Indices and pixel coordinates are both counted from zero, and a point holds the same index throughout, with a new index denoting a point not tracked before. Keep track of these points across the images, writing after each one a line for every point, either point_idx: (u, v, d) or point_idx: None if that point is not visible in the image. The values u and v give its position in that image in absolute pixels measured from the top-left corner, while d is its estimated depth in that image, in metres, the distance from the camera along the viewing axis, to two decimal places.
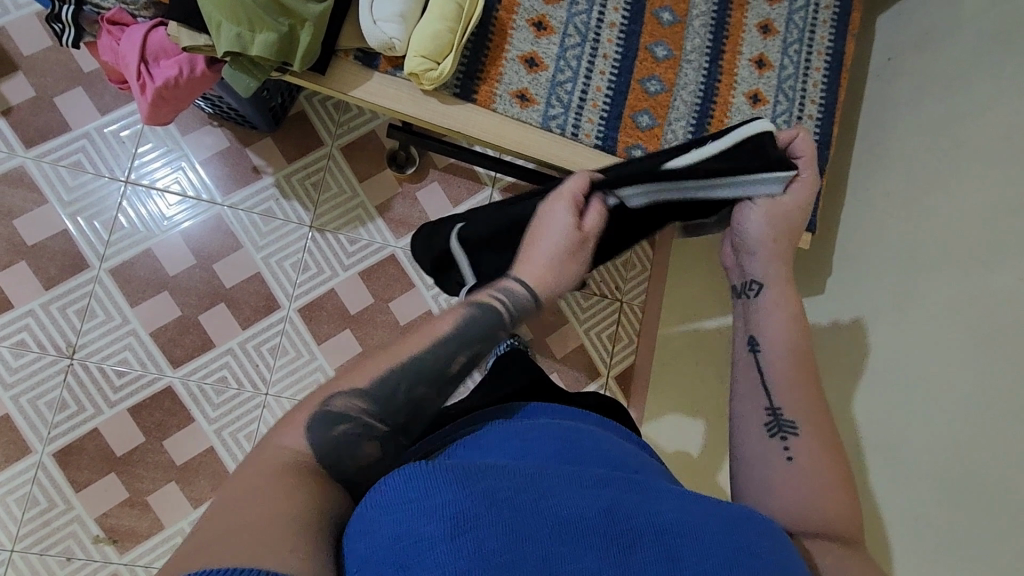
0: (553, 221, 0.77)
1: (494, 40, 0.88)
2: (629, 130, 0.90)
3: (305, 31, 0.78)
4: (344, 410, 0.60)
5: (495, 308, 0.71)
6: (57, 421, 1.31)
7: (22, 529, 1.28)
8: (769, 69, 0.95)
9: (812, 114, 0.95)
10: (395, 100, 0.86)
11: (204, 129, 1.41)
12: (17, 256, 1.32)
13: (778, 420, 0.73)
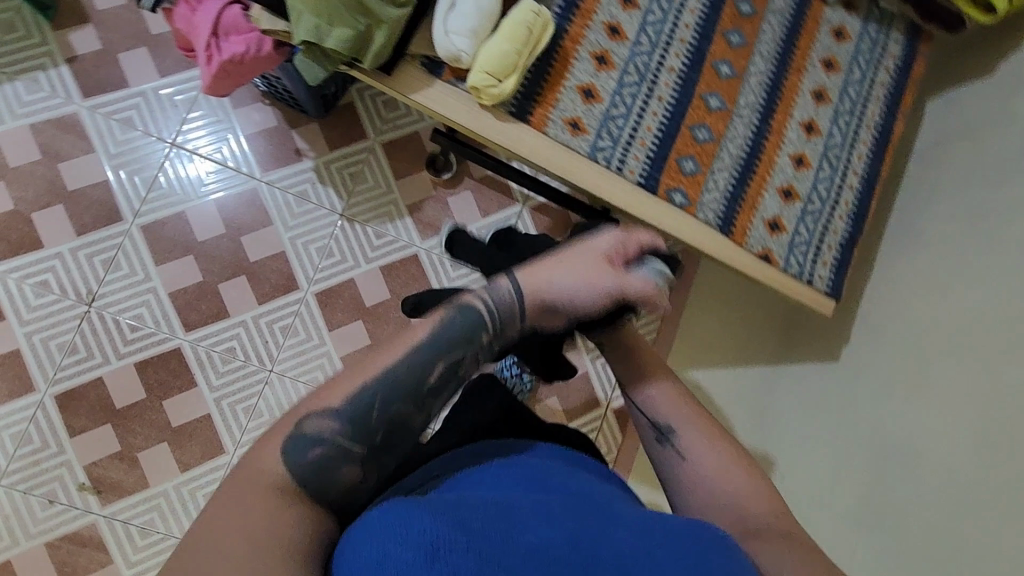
0: (593, 258, 0.76)
1: (555, 66, 0.89)
2: (673, 174, 0.91)
3: (380, 32, 0.81)
4: (316, 432, 0.58)
5: (477, 304, 0.68)
6: (64, 365, 1.32)
7: (11, 465, 1.29)
8: (817, 135, 0.97)
9: (852, 185, 0.98)
10: (451, 108, 0.87)
11: (254, 105, 1.45)
12: (56, 199, 1.35)
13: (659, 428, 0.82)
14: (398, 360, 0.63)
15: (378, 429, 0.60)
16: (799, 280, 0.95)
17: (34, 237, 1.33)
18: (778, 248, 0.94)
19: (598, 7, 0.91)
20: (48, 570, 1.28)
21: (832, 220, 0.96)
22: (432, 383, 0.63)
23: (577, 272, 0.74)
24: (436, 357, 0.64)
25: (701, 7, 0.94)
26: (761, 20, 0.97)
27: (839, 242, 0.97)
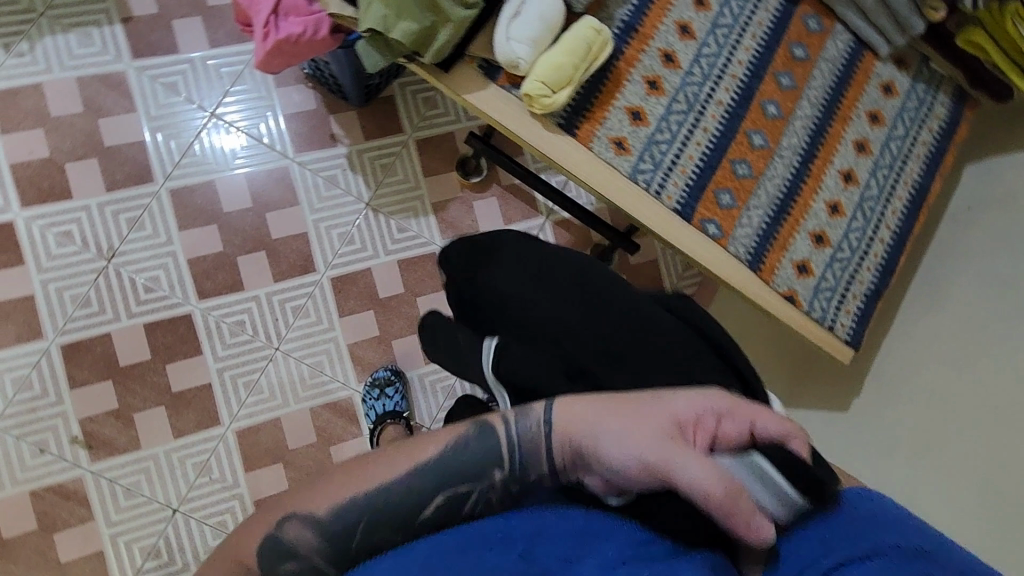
0: (659, 420, 0.58)
1: (607, 84, 0.90)
2: (709, 205, 0.92)
3: (445, 30, 0.82)
4: (292, 542, 0.57)
5: (498, 427, 0.62)
6: (74, 316, 1.32)
7: (8, 408, 1.29)
8: (855, 184, 0.98)
9: (883, 238, 0.98)
10: (500, 111, 0.88)
11: (297, 87, 1.47)
12: (91, 152, 1.36)
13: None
14: (394, 481, 0.58)
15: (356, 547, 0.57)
16: (820, 325, 0.95)
17: (64, 187, 1.34)
18: (803, 290, 0.94)
19: (656, 33, 0.92)
20: (28, 520, 1.28)
21: (860, 269, 0.97)
22: (427, 517, 0.58)
23: (625, 431, 0.57)
24: (436, 487, 0.59)
25: (755, 46, 0.96)
26: (813, 66, 0.98)
27: (865, 293, 0.97)
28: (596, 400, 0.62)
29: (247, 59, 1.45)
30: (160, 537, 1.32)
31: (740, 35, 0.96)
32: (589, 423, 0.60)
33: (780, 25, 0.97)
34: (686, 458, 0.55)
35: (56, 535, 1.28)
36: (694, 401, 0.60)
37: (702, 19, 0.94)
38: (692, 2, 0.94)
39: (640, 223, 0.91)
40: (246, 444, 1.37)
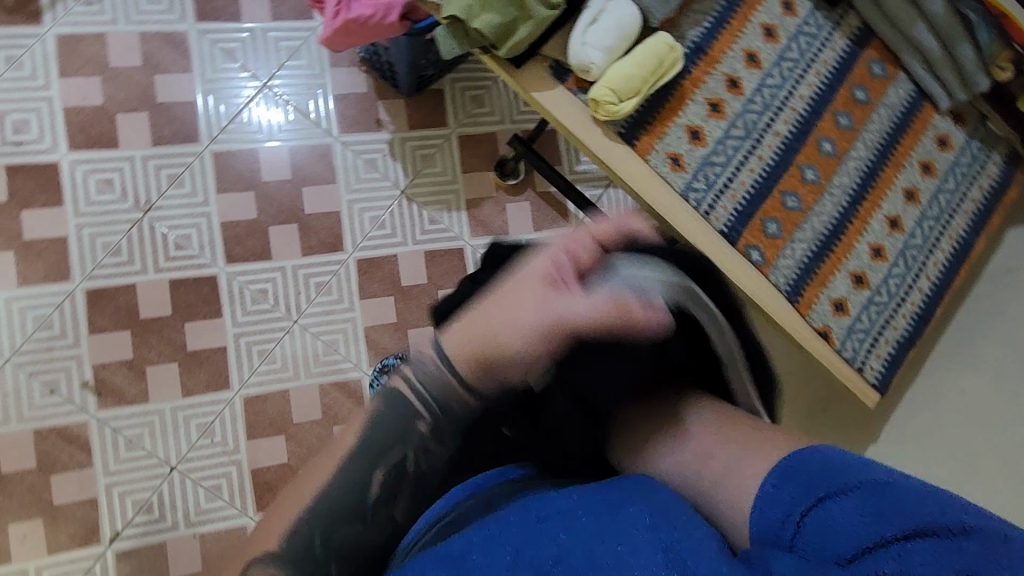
0: (526, 285, 0.72)
1: (670, 101, 0.92)
2: (755, 232, 0.92)
3: (525, 27, 0.84)
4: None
5: (402, 385, 0.72)
6: (103, 263, 1.34)
7: (25, 344, 1.30)
8: (900, 231, 0.98)
9: (922, 288, 0.99)
10: (564, 113, 0.89)
11: (351, 69, 1.49)
12: (143, 106, 1.38)
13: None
14: (331, 479, 0.68)
15: (329, 559, 0.65)
16: (850, 366, 0.95)
17: (112, 136, 1.37)
18: (838, 329, 0.94)
19: (723, 57, 0.94)
20: (28, 458, 1.28)
21: (895, 316, 0.97)
22: (374, 495, 0.68)
23: (510, 308, 0.71)
24: (370, 468, 0.69)
25: (818, 83, 0.97)
26: (872, 110, 1.00)
27: (897, 340, 0.97)
28: (469, 314, 0.74)
29: (306, 35, 1.47)
30: (154, 493, 1.32)
31: (805, 70, 0.97)
32: (473, 331, 0.72)
33: (844, 66, 0.99)
34: (569, 301, 0.69)
35: (53, 477, 1.29)
36: (547, 258, 0.74)
37: (769, 50, 0.96)
38: (761, 33, 0.95)
39: (686, 239, 0.91)
40: (251, 412, 1.38)
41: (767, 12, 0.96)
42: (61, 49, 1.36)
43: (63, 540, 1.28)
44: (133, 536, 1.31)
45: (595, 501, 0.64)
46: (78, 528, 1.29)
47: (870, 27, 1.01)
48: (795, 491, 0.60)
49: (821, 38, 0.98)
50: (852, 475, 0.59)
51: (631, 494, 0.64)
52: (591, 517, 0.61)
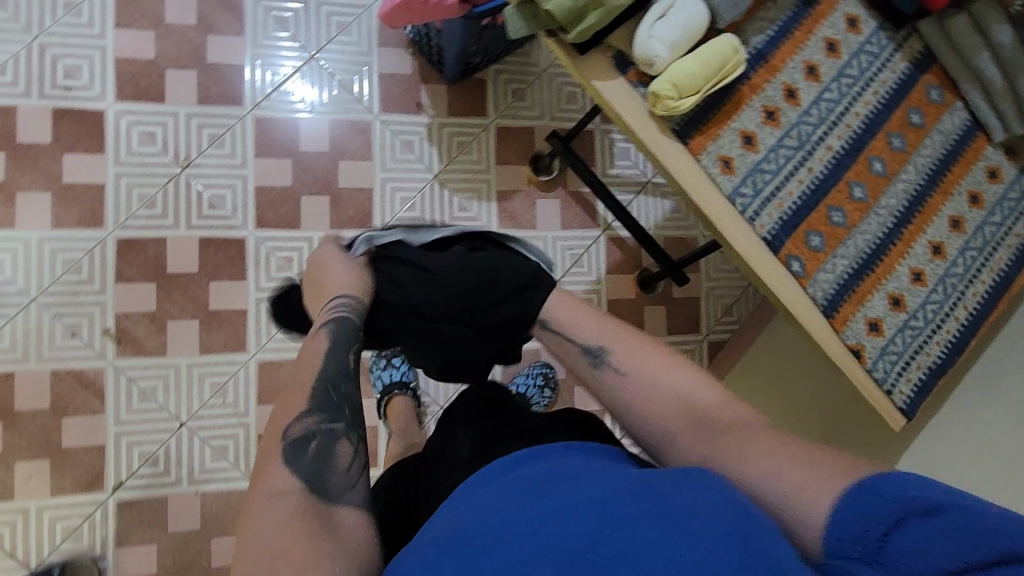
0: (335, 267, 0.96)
1: (728, 104, 0.92)
2: (798, 243, 0.93)
3: (594, 14, 0.83)
4: (300, 436, 0.76)
5: (333, 319, 0.89)
6: (137, 214, 1.35)
7: (52, 285, 1.31)
8: (942, 258, 0.99)
9: (958, 317, 1.00)
10: (622, 105, 0.89)
11: (399, 50, 1.50)
12: (193, 64, 1.40)
13: (592, 353, 0.85)
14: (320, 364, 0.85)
15: (345, 404, 0.81)
16: (878, 386, 0.96)
17: (159, 90, 1.38)
18: (870, 348, 0.95)
19: (784, 67, 0.94)
20: (43, 398, 1.29)
21: (929, 342, 0.98)
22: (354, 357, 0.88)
23: (343, 271, 0.95)
24: (345, 348, 0.87)
25: (874, 102, 0.98)
26: (926, 135, 1.00)
27: (928, 366, 0.98)
28: (320, 306, 0.93)
29: (358, 12, 1.49)
30: (161, 447, 1.33)
31: (863, 88, 0.97)
32: (339, 287, 0.93)
33: (902, 89, 0.99)
34: (332, 258, 0.97)
35: (65, 419, 1.30)
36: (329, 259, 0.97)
37: (830, 64, 0.96)
38: (823, 47, 0.96)
39: (728, 243, 0.92)
40: (265, 377, 1.38)
41: (831, 27, 0.96)
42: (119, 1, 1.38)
43: (67, 483, 1.29)
44: (136, 487, 1.31)
45: (635, 492, 0.56)
46: (84, 473, 1.30)
47: (931, 53, 1.02)
48: (857, 515, 0.54)
49: (882, 58, 0.99)
50: (932, 493, 0.52)
51: (685, 489, 0.55)
52: (612, 513, 0.54)
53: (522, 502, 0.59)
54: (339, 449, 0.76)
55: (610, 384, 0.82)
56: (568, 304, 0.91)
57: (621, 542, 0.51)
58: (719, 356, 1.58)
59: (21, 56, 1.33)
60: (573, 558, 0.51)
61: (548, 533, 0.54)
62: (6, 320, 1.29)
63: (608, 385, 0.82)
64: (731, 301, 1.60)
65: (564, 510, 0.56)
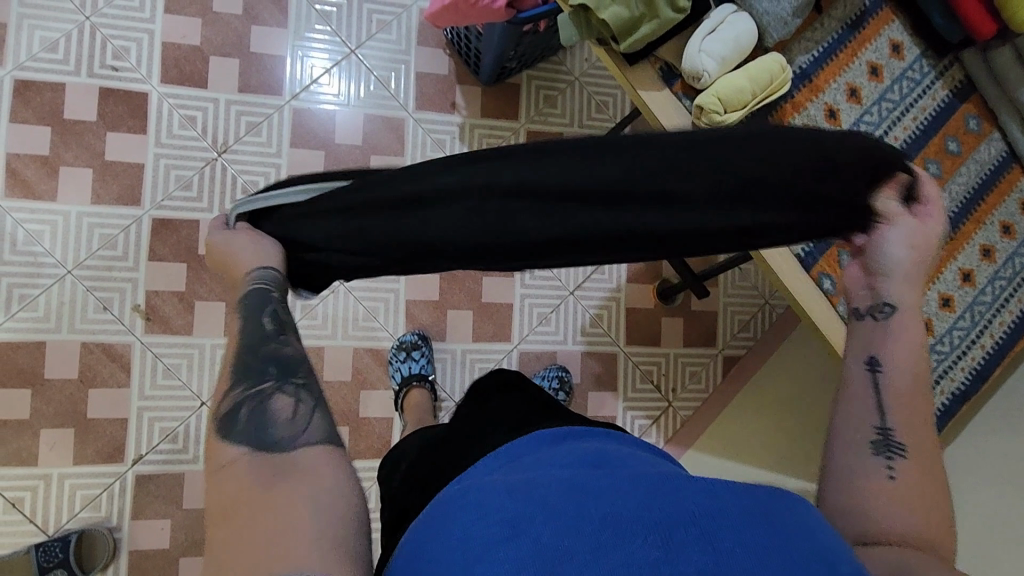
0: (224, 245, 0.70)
1: (769, 121, 0.93)
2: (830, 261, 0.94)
3: (647, 26, 0.85)
4: (230, 406, 0.63)
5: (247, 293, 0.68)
6: (174, 195, 1.38)
7: (88, 260, 1.34)
8: (972, 285, 1.00)
9: (985, 344, 1.00)
10: (666, 116, 0.91)
11: (437, 51, 1.53)
12: (236, 53, 1.43)
13: (886, 440, 0.66)
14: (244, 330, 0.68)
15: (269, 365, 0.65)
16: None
17: (202, 76, 1.42)
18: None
19: (827, 88, 0.95)
20: (72, 368, 1.32)
21: (954, 368, 0.99)
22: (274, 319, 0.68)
23: (236, 255, 0.69)
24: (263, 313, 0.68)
25: (913, 128, 0.99)
26: (963, 163, 1.01)
27: (952, 392, 0.99)
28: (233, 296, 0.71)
29: (398, 11, 1.52)
30: (182, 424, 1.35)
31: (903, 113, 0.99)
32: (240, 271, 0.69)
33: (941, 116, 1.00)
34: (217, 243, 0.72)
35: (91, 390, 1.33)
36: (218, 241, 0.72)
37: (871, 88, 0.97)
38: (865, 70, 0.97)
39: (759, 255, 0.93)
40: None
41: (875, 52, 0.98)
42: None
43: (89, 453, 1.32)
44: (155, 462, 1.34)
45: (713, 489, 0.55)
46: (106, 444, 1.32)
47: (972, 82, 1.03)
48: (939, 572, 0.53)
49: (922, 85, 1.00)
50: None
51: (772, 505, 0.55)
52: (651, 498, 0.53)
53: (571, 475, 0.57)
54: (275, 403, 0.63)
55: (870, 480, 0.64)
56: (917, 384, 0.69)
57: (693, 530, 0.50)
58: (733, 371, 1.59)
59: (73, 35, 1.36)
60: (631, 529, 0.50)
61: (605, 502, 0.53)
62: (41, 290, 1.32)
63: (862, 468, 0.65)
64: (748, 318, 1.60)
65: (628, 486, 0.55)
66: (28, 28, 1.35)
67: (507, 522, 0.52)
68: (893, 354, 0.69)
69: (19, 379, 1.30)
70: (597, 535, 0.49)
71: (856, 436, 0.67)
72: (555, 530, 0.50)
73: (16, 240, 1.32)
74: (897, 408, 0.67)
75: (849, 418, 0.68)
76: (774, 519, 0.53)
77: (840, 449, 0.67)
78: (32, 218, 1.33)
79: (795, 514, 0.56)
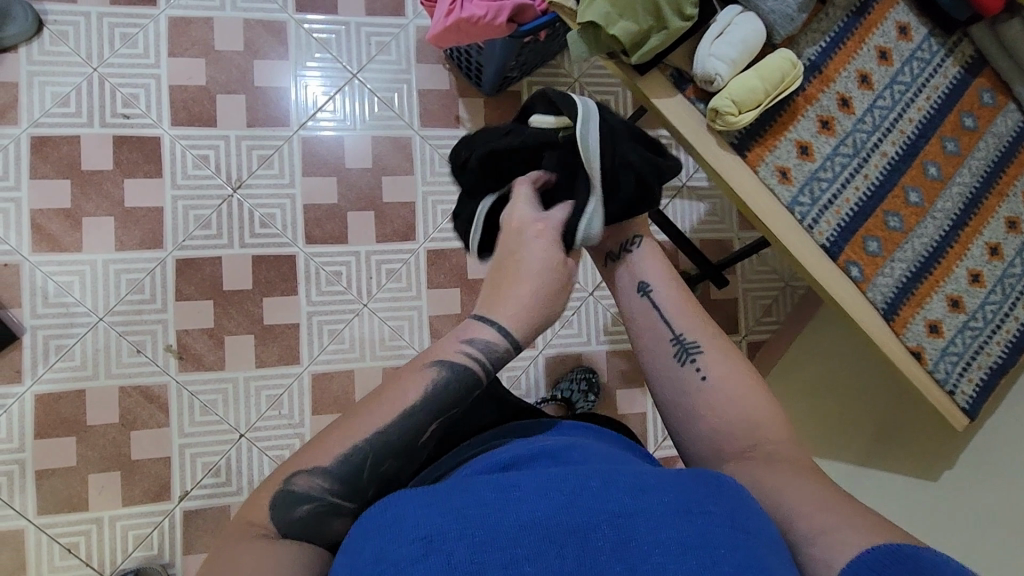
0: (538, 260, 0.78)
1: (784, 115, 0.94)
2: (856, 248, 0.94)
3: (657, 36, 0.87)
4: (305, 491, 0.64)
5: (461, 359, 0.72)
6: (195, 235, 1.41)
7: (117, 306, 1.37)
8: (999, 259, 1.00)
9: (1017, 316, 1.00)
10: (681, 121, 0.92)
11: (437, 66, 1.54)
12: (241, 89, 1.45)
13: (684, 346, 0.82)
14: (389, 423, 0.67)
15: (370, 482, 0.66)
16: (939, 387, 0.97)
17: (211, 115, 1.44)
18: (931, 349, 0.97)
19: (837, 77, 0.96)
20: (112, 413, 1.35)
21: (988, 342, 0.99)
22: (425, 439, 0.69)
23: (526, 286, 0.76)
24: (431, 417, 0.69)
25: (928, 107, 0.99)
26: (980, 137, 1.01)
27: (990, 365, 0.99)
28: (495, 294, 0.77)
29: (395, 31, 1.53)
30: (223, 458, 1.38)
31: (916, 94, 0.99)
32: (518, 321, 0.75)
33: (954, 94, 1.00)
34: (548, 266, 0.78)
35: (132, 433, 1.36)
36: (546, 237, 0.79)
37: (882, 72, 0.98)
38: (875, 56, 0.97)
39: (785, 250, 0.93)
40: (318, 389, 1.43)
41: (882, 36, 0.98)
42: (171, 30, 1.43)
43: (137, 494, 1.35)
44: (199, 497, 1.36)
45: (646, 486, 0.57)
46: (152, 484, 1.35)
47: (983, 56, 1.02)
48: None
49: (933, 64, 1.00)
50: None
51: (697, 496, 0.57)
52: (602, 492, 0.55)
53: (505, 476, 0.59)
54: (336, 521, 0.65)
55: (696, 393, 0.79)
56: (675, 299, 0.87)
57: (611, 531, 0.52)
58: (758, 357, 1.56)
59: (82, 87, 1.39)
60: (577, 530, 0.52)
61: (548, 503, 0.54)
62: (76, 340, 1.35)
63: (684, 384, 0.80)
64: (770, 302, 1.60)
65: (555, 484, 0.56)
66: (40, 85, 1.38)
67: (425, 536, 0.52)
68: (643, 273, 0.89)
69: (62, 428, 1.33)
70: (545, 539, 0.51)
71: (664, 360, 0.82)
72: (493, 534, 0.51)
73: (47, 293, 1.35)
74: (678, 319, 0.84)
75: (644, 344, 0.85)
76: (695, 510, 0.55)
77: (662, 376, 0.82)
78: (61, 270, 1.36)
79: (718, 502, 0.57)
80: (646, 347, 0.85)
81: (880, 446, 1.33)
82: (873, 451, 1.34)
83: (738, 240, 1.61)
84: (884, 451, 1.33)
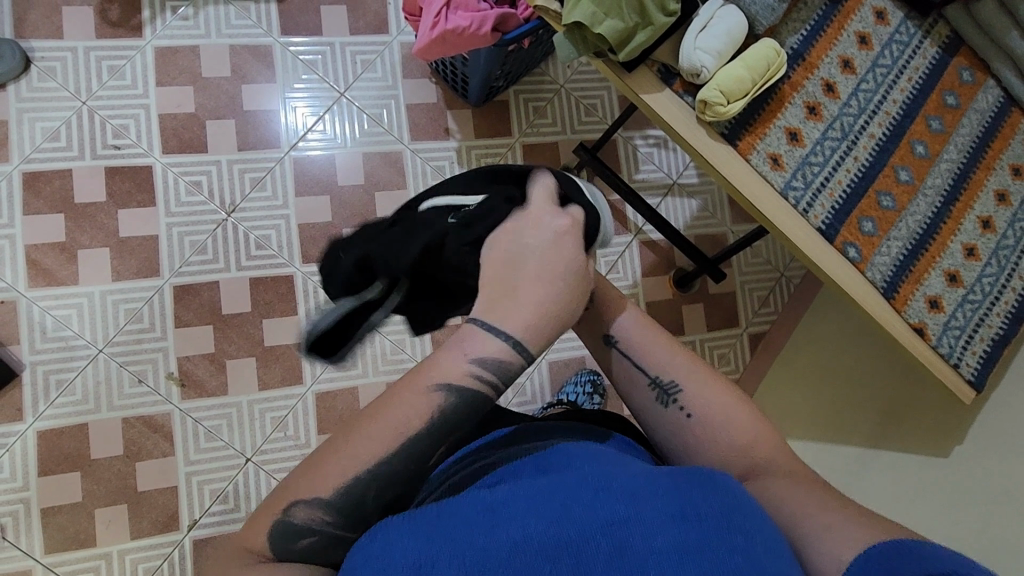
0: (562, 260, 0.62)
1: (771, 103, 0.96)
2: (852, 229, 0.96)
3: (642, 33, 0.89)
4: (304, 524, 0.57)
5: (472, 378, 0.61)
6: (190, 261, 1.41)
7: (116, 337, 1.36)
8: (992, 232, 1.01)
9: (1015, 287, 1.02)
10: (673, 115, 0.94)
11: (423, 81, 1.56)
12: (230, 114, 1.46)
13: (661, 388, 0.76)
14: (396, 454, 0.59)
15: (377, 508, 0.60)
16: (945, 361, 0.98)
17: (201, 141, 1.44)
18: (933, 325, 0.97)
19: (820, 64, 0.98)
20: (116, 446, 1.34)
21: (989, 315, 1.00)
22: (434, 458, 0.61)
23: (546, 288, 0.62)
24: (436, 442, 0.61)
25: (910, 88, 1.01)
26: (963, 115, 1.03)
27: (991, 338, 1.00)
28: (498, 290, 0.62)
29: (380, 48, 1.55)
30: (230, 483, 1.36)
31: (898, 76, 1.01)
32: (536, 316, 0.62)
33: (934, 73, 1.02)
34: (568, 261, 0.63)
35: (137, 464, 1.34)
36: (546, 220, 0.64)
37: (863, 56, 1.00)
38: (855, 40, 0.99)
39: (780, 235, 0.95)
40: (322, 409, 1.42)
41: (861, 21, 1.00)
42: (159, 60, 1.45)
43: (145, 525, 1.33)
44: (208, 525, 1.34)
45: (632, 488, 0.55)
46: (159, 514, 1.33)
47: (960, 35, 1.04)
48: None
49: (912, 45, 1.02)
50: None
51: (689, 498, 0.55)
52: (585, 501, 0.54)
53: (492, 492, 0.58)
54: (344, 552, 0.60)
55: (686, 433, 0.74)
56: (647, 328, 0.80)
57: (604, 545, 0.50)
58: (761, 347, 1.59)
59: (72, 121, 1.40)
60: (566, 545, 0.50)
61: (536, 522, 0.52)
62: (76, 373, 1.34)
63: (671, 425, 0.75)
64: (766, 293, 1.61)
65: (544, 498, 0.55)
66: (29, 121, 1.38)
67: (414, 565, 0.50)
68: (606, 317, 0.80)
69: (66, 464, 1.32)
70: (535, 558, 0.50)
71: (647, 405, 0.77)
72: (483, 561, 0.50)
73: (45, 328, 1.34)
74: (649, 360, 0.78)
75: (628, 393, 0.79)
76: (690, 515, 0.53)
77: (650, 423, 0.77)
78: (58, 304, 1.35)
79: (711, 500, 0.55)
80: (629, 396, 0.79)
81: (887, 429, 1.32)
82: (881, 434, 1.32)
83: (732, 234, 1.62)
84: (892, 433, 1.31)
